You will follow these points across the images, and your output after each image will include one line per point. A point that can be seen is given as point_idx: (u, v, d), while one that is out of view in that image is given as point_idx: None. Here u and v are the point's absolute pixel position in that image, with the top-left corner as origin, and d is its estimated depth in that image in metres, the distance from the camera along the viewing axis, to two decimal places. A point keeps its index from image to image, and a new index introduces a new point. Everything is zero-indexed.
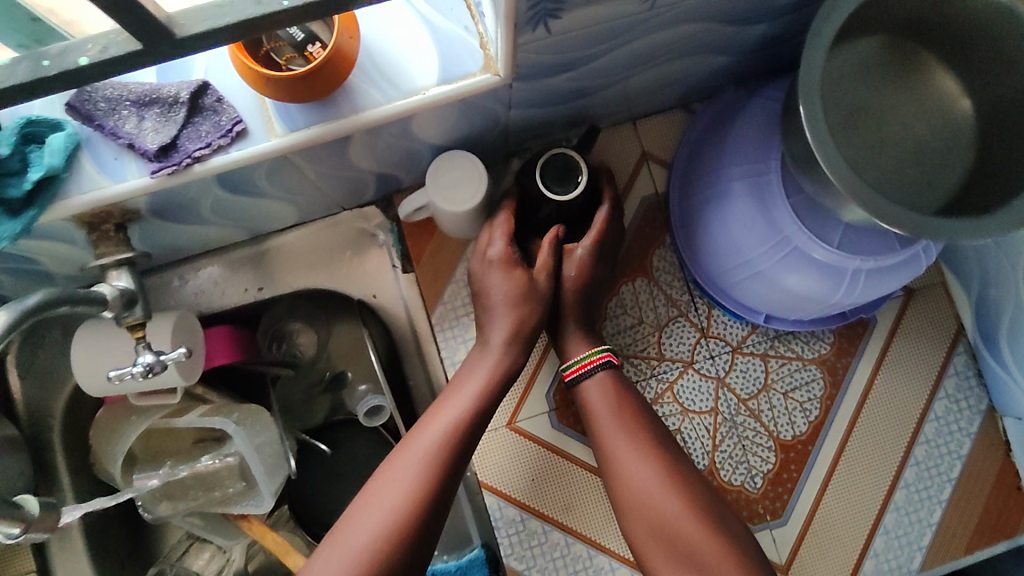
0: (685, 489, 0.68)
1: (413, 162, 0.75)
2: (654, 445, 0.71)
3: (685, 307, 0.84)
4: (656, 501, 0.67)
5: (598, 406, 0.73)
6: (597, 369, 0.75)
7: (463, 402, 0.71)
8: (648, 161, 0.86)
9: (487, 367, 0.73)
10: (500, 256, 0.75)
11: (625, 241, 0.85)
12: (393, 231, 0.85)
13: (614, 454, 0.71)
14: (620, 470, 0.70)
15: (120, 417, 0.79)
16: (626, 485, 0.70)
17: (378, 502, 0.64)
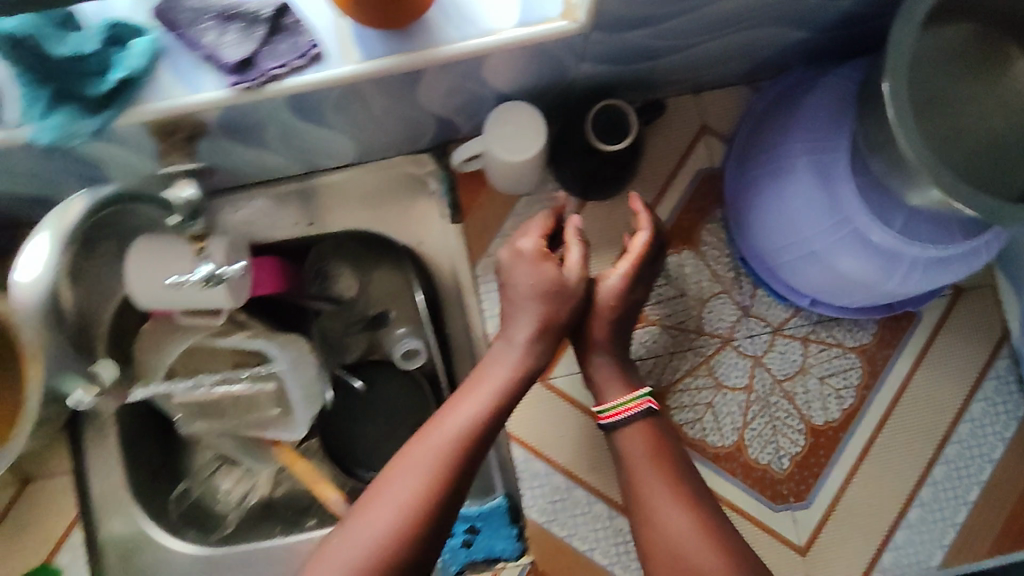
0: (724, 545, 0.63)
1: (473, 110, 0.75)
2: (694, 499, 0.67)
3: (730, 284, 0.82)
4: (693, 560, 0.62)
5: (635, 454, 0.70)
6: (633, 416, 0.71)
7: (477, 404, 0.67)
8: (706, 134, 0.84)
9: (507, 364, 0.70)
10: (531, 252, 0.72)
11: (676, 211, 0.84)
12: (444, 179, 0.84)
13: (650, 505, 0.67)
14: (654, 523, 0.66)
15: (166, 334, 0.80)
16: (662, 542, 0.65)
17: (384, 499, 0.62)
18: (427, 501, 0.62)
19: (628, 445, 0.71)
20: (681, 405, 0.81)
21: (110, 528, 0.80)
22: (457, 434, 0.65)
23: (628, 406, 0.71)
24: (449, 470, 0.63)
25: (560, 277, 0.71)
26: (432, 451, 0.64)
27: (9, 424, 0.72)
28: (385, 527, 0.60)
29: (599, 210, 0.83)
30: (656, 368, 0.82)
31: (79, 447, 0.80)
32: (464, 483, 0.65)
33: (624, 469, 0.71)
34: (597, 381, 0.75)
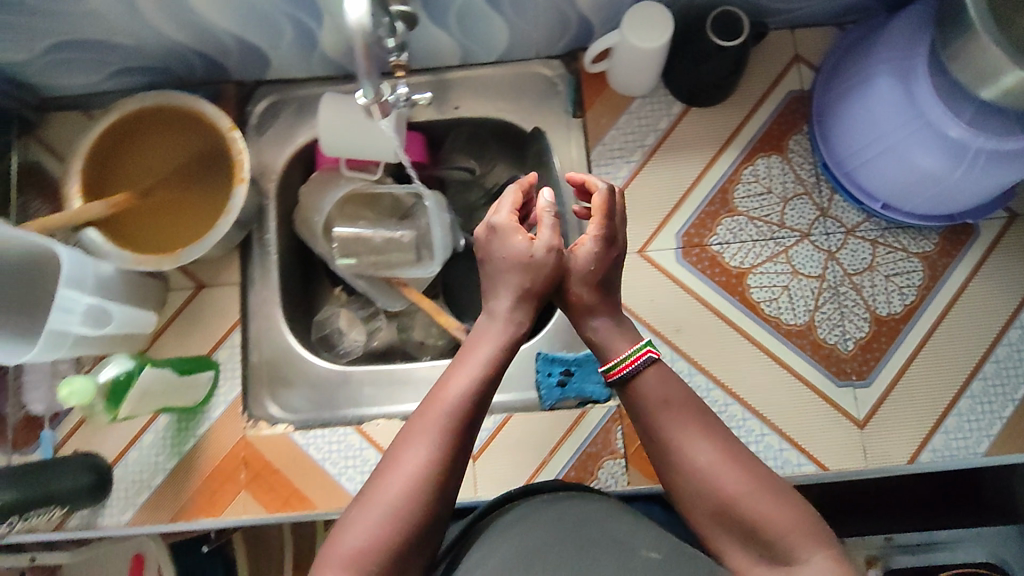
0: (754, 469, 0.61)
1: (609, 14, 0.89)
2: (717, 431, 0.64)
3: (811, 187, 0.95)
4: (726, 488, 0.60)
5: (652, 396, 0.66)
6: (639, 368, 0.67)
7: (472, 375, 0.64)
8: (799, 63, 0.98)
9: (494, 336, 0.68)
10: (506, 223, 0.71)
11: (769, 122, 0.96)
12: (571, 81, 0.99)
13: (673, 441, 0.63)
14: (680, 459, 0.62)
15: (329, 182, 0.97)
16: (690, 475, 0.62)
17: (388, 484, 0.58)
18: (430, 485, 0.58)
19: (641, 389, 0.66)
20: (761, 286, 0.93)
21: (262, 344, 0.94)
22: (455, 404, 0.62)
23: (629, 360, 0.68)
24: (448, 448, 0.60)
25: (530, 252, 0.69)
26: (428, 429, 0.61)
27: (218, 211, 0.85)
28: (390, 515, 0.57)
29: (700, 116, 0.97)
30: (741, 252, 0.93)
31: (245, 267, 0.95)
32: (463, 458, 0.62)
33: (636, 413, 0.66)
34: (595, 341, 0.70)
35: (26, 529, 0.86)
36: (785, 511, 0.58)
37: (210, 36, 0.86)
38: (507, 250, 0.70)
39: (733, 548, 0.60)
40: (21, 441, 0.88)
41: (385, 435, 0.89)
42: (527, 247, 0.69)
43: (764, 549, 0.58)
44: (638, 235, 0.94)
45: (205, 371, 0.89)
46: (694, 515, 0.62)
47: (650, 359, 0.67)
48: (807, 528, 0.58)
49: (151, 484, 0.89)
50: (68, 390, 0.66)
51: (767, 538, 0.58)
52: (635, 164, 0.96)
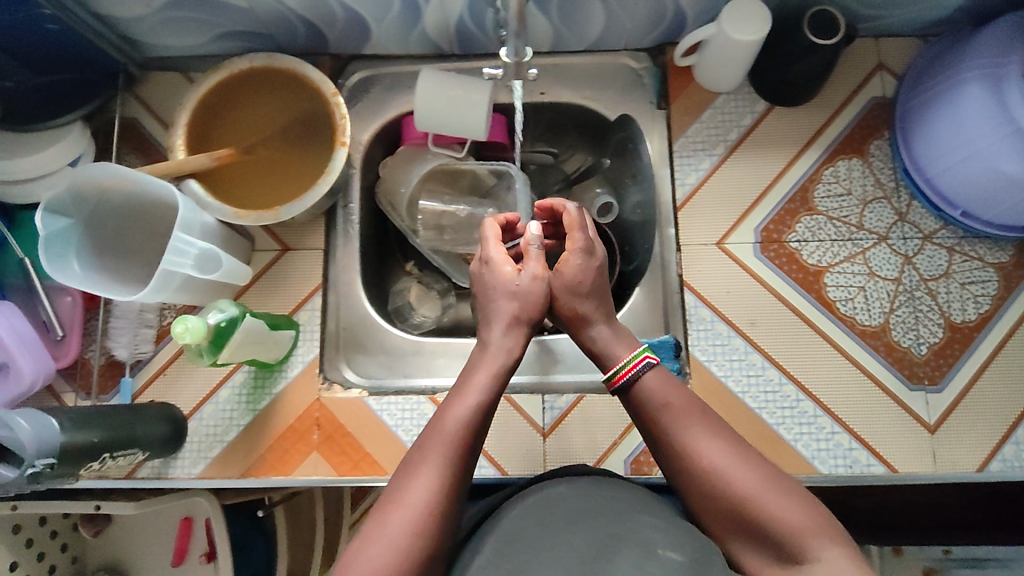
0: (760, 468, 0.66)
1: (703, 8, 0.91)
2: (723, 433, 0.69)
3: (890, 192, 0.96)
4: (734, 484, 0.65)
5: (659, 400, 0.72)
6: (642, 373, 0.74)
7: (472, 401, 0.71)
8: (882, 70, 0.99)
9: (492, 364, 0.74)
10: (495, 257, 0.82)
11: (851, 125, 0.98)
12: (656, 74, 1.01)
13: (683, 442, 0.69)
14: (689, 459, 0.68)
15: (417, 157, 0.99)
16: (699, 475, 0.67)
17: (400, 509, 0.63)
18: (437, 509, 0.64)
19: (649, 394, 0.73)
20: (838, 285, 0.93)
21: (341, 311, 0.96)
22: (458, 428, 0.68)
23: (633, 363, 0.74)
24: (452, 472, 0.66)
25: (516, 280, 0.79)
26: (434, 455, 0.66)
27: (323, 167, 0.87)
28: (403, 539, 0.61)
29: (783, 116, 0.98)
30: (819, 251, 0.94)
31: (328, 232, 0.97)
32: (463, 481, 0.67)
33: (647, 417, 0.73)
34: (597, 347, 0.79)
35: (96, 477, 0.87)
36: (791, 506, 0.63)
37: (319, 4, 0.88)
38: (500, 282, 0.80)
39: (744, 543, 0.65)
40: (102, 387, 0.90)
41: None
42: (518, 277, 0.80)
43: (773, 543, 0.63)
44: (717, 227, 0.95)
45: (289, 330, 0.90)
46: (704, 512, 0.67)
47: (651, 363, 0.74)
48: (813, 523, 0.62)
49: (224, 438, 0.90)
50: (183, 327, 0.67)
51: (776, 532, 0.63)
52: (717, 157, 0.97)
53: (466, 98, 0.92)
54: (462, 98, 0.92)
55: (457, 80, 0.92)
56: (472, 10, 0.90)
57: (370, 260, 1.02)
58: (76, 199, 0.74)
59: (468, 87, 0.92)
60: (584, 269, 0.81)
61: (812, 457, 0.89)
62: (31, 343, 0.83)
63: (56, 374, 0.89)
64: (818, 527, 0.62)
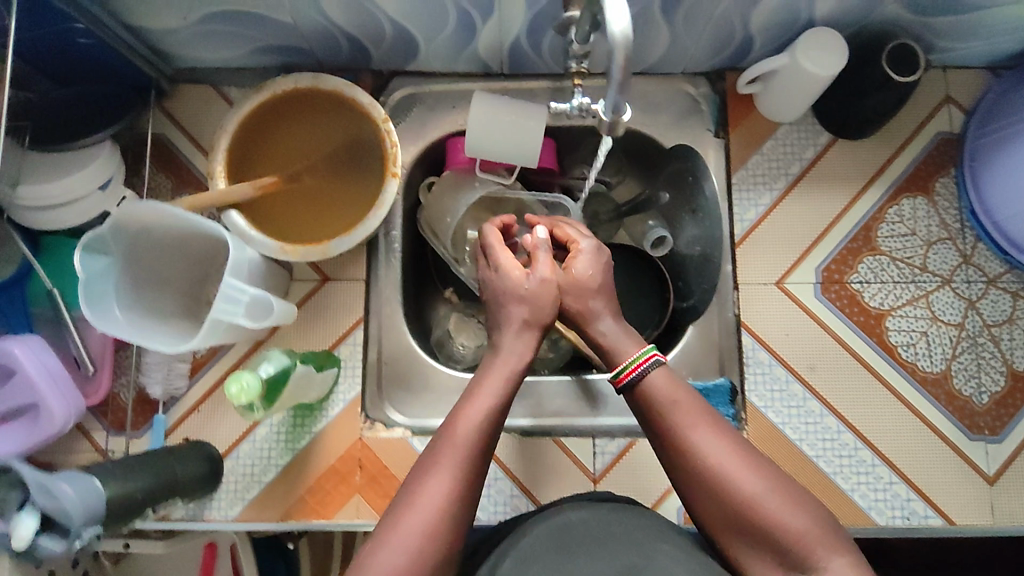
0: (769, 473, 0.64)
1: (773, 36, 0.87)
2: (731, 434, 0.66)
3: (955, 233, 0.93)
4: (742, 489, 0.62)
5: (665, 398, 0.68)
6: (650, 370, 0.70)
7: (485, 401, 0.67)
8: (950, 104, 0.95)
9: (505, 364, 0.71)
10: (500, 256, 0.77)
11: (917, 162, 0.94)
12: (714, 101, 0.97)
13: (688, 442, 0.66)
14: (694, 461, 0.65)
15: (464, 184, 0.94)
16: (703, 478, 0.64)
17: (406, 520, 0.60)
18: (449, 520, 0.60)
19: (654, 392, 0.69)
20: (900, 330, 0.91)
21: (383, 343, 0.92)
22: (472, 432, 0.64)
23: (640, 361, 0.71)
24: (465, 481, 0.62)
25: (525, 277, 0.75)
26: (446, 462, 0.63)
27: (373, 200, 0.82)
28: (411, 550, 0.58)
29: (846, 149, 0.94)
30: (881, 293, 0.91)
31: (370, 261, 0.93)
32: (477, 489, 0.64)
33: (649, 414, 0.69)
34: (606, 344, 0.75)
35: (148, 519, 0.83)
36: (802, 516, 0.61)
37: (369, 21, 0.83)
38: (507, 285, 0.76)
39: (746, 551, 0.62)
40: (135, 423, 0.86)
41: (507, 450, 0.88)
42: (526, 278, 0.75)
43: (778, 551, 0.60)
44: (777, 266, 0.92)
45: (331, 368, 0.86)
46: (705, 517, 0.64)
47: (658, 361, 0.71)
48: (822, 533, 0.60)
49: (262, 479, 0.86)
50: (238, 386, 0.63)
51: (782, 541, 0.60)
52: (778, 192, 0.93)
53: (521, 127, 0.88)
54: (518, 126, 0.88)
55: (512, 106, 0.88)
56: (532, 32, 0.84)
57: (410, 289, 0.98)
58: (118, 233, 0.69)
59: (523, 115, 0.88)
60: (592, 264, 0.78)
61: (869, 507, 0.87)
62: (63, 382, 0.79)
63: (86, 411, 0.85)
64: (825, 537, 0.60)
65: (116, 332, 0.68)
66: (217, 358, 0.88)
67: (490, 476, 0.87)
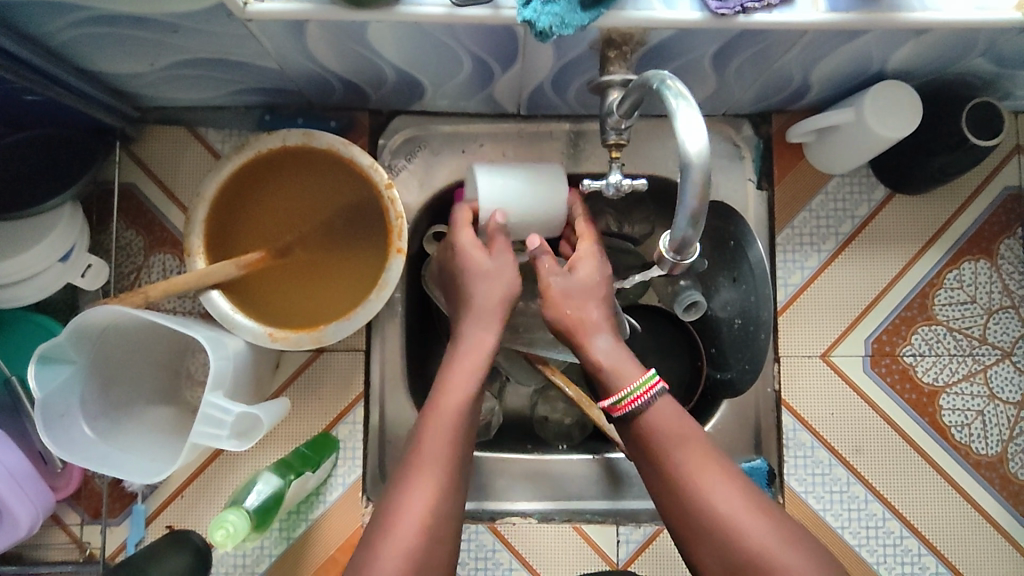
0: (782, 522, 0.55)
1: (830, 84, 0.76)
2: (738, 475, 0.57)
3: (1019, 301, 0.84)
4: (752, 545, 0.53)
5: (666, 435, 0.59)
6: (649, 399, 0.60)
7: (448, 425, 0.60)
8: (1020, 153, 0.85)
9: (467, 379, 0.63)
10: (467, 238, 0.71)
11: (981, 219, 0.85)
12: (758, 147, 0.86)
13: (691, 487, 0.57)
14: (699, 509, 0.56)
15: None
16: (710, 529, 0.55)
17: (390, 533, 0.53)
18: (431, 536, 0.54)
19: (654, 428, 0.60)
20: (954, 409, 0.83)
21: (387, 409, 0.83)
22: (438, 464, 0.57)
23: (645, 388, 0.61)
24: (445, 489, 0.56)
25: (490, 258, 0.70)
26: (421, 473, 0.56)
27: (374, 275, 0.72)
28: (397, 573, 0.51)
29: (902, 204, 0.85)
30: (935, 368, 0.83)
31: (371, 329, 0.84)
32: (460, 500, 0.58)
33: (648, 454, 0.60)
34: (603, 361, 0.64)
35: None
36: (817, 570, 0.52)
37: (367, 67, 0.72)
38: (483, 267, 0.70)
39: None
40: (112, 510, 0.77)
41: (523, 538, 0.81)
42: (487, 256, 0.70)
43: None
44: (821, 337, 0.83)
45: (329, 456, 0.78)
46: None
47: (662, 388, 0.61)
48: None
49: (255, 571, 0.78)
50: (225, 532, 0.55)
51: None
52: (826, 254, 0.84)
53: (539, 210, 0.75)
54: (537, 208, 0.75)
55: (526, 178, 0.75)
56: (556, 79, 0.73)
57: (413, 352, 0.88)
58: (79, 338, 0.60)
59: (543, 193, 0.75)
60: (593, 269, 0.70)
61: None
62: (28, 480, 0.70)
63: (58, 501, 0.76)
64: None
65: (82, 461, 0.59)
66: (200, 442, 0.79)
67: (505, 568, 0.81)
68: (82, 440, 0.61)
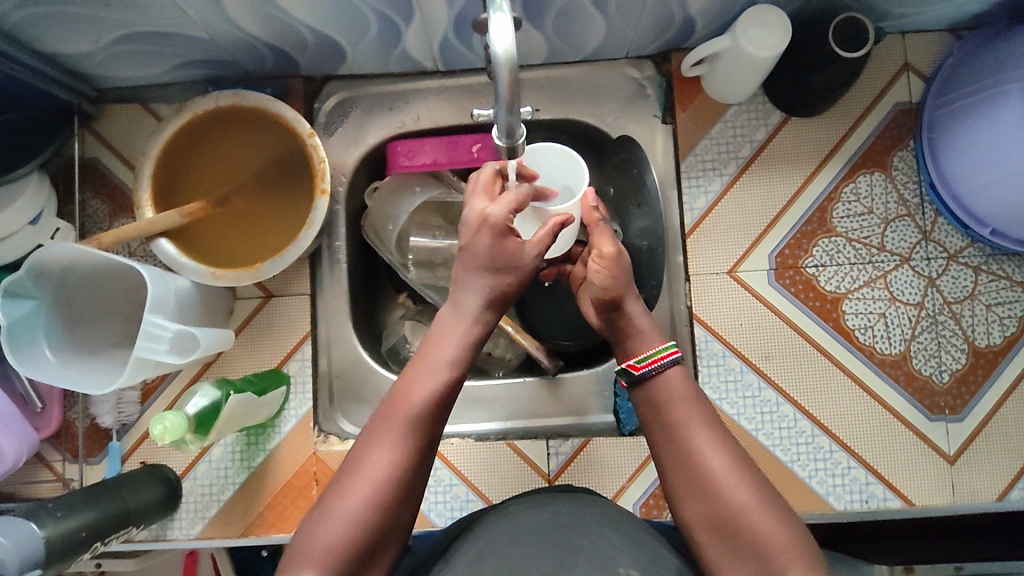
0: (761, 482, 0.62)
1: (713, 17, 0.83)
2: (731, 441, 0.65)
3: (914, 209, 0.89)
4: (734, 497, 0.61)
5: (673, 398, 0.67)
6: (664, 368, 0.69)
7: (436, 378, 0.64)
8: (908, 71, 0.91)
9: (456, 336, 0.67)
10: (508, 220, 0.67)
11: (874, 135, 0.90)
12: (661, 84, 0.94)
13: (690, 442, 0.65)
14: (694, 461, 0.64)
15: (403, 190, 0.94)
16: (698, 476, 0.63)
17: (369, 468, 0.60)
18: (396, 484, 0.59)
19: (666, 391, 0.68)
20: (857, 313, 0.88)
21: (333, 348, 0.93)
22: (418, 408, 0.62)
23: (664, 354, 0.70)
24: (414, 446, 0.61)
25: (522, 253, 0.68)
26: (395, 429, 0.61)
27: (305, 217, 0.81)
28: (361, 506, 0.58)
29: (797, 127, 0.91)
30: (838, 276, 0.89)
31: (314, 274, 0.93)
32: (427, 458, 0.63)
33: (656, 410, 0.68)
34: (640, 329, 0.73)
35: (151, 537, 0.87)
36: (776, 522, 0.59)
37: (288, 32, 0.80)
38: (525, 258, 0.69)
39: (721, 556, 0.60)
40: (90, 449, 0.87)
41: (460, 455, 0.89)
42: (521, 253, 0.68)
43: (755, 562, 0.59)
44: (728, 254, 0.90)
45: (279, 386, 0.86)
46: (690, 516, 0.63)
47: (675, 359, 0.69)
48: (797, 546, 0.59)
49: (221, 498, 0.87)
50: (162, 427, 0.67)
51: (761, 552, 0.59)
52: (728, 177, 0.90)
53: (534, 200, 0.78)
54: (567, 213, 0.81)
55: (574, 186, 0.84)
56: (458, 30, 0.81)
57: (358, 296, 0.97)
58: (39, 278, 0.69)
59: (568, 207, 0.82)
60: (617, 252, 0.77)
61: (828, 493, 0.86)
62: (14, 422, 0.80)
63: (41, 442, 0.86)
64: (803, 555, 0.58)
65: (47, 380, 0.69)
66: (167, 384, 0.88)
67: (445, 483, 0.88)
68: (45, 364, 0.70)
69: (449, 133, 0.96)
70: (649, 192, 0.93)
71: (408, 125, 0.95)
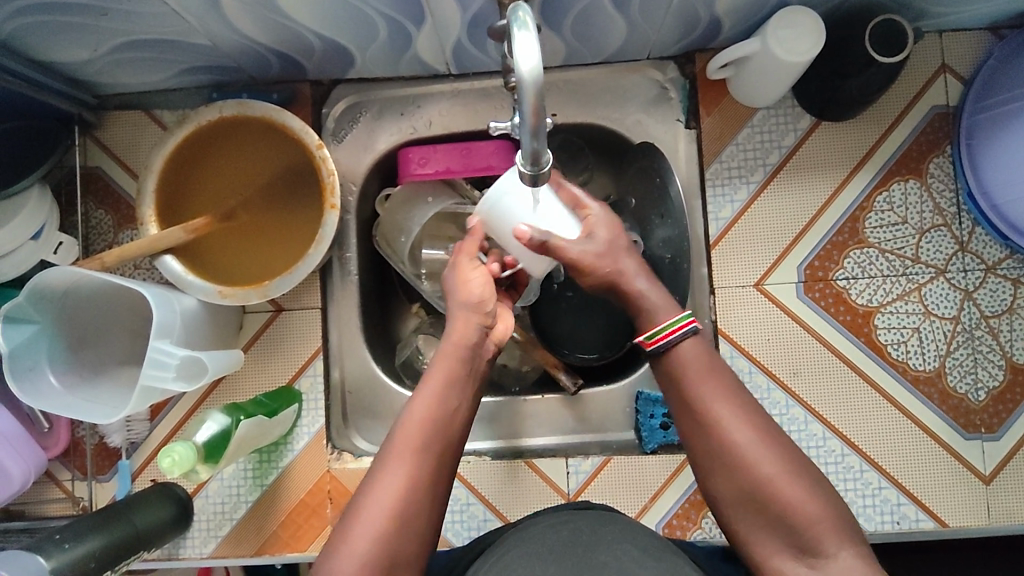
0: (789, 453, 0.59)
1: (741, 18, 0.78)
2: (755, 408, 0.62)
3: (950, 218, 0.85)
4: (763, 470, 0.58)
5: (691, 368, 0.63)
6: (682, 338, 0.64)
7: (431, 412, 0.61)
8: (946, 73, 0.86)
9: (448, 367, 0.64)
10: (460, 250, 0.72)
11: (910, 140, 0.86)
12: (684, 87, 0.90)
13: (715, 416, 0.61)
14: (718, 435, 0.60)
15: (416, 200, 0.89)
16: (725, 453, 0.60)
17: (381, 485, 0.58)
18: (405, 516, 0.57)
19: (685, 362, 0.63)
20: (890, 327, 0.85)
21: (346, 361, 0.91)
22: (417, 445, 0.60)
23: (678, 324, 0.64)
24: (422, 486, 0.59)
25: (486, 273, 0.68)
26: (402, 459, 0.59)
27: (314, 230, 0.78)
28: (382, 522, 0.56)
29: (828, 132, 0.86)
30: (869, 289, 0.85)
31: (325, 286, 0.90)
32: (439, 489, 0.60)
33: (679, 384, 0.63)
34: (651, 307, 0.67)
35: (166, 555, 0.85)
36: (809, 495, 0.57)
37: (295, 37, 0.76)
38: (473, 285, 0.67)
39: (756, 531, 0.59)
40: (99, 467, 0.85)
41: (477, 473, 0.86)
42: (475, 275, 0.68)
43: (796, 536, 0.56)
44: (755, 266, 0.86)
45: (291, 405, 0.84)
46: (719, 493, 0.60)
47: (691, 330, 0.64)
48: (833, 518, 0.57)
49: (234, 516, 0.85)
50: (171, 459, 0.67)
51: (794, 527, 0.57)
52: (754, 185, 0.86)
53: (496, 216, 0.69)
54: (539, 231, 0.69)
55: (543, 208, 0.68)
56: (472, 34, 0.77)
57: (371, 309, 0.94)
58: (40, 302, 0.67)
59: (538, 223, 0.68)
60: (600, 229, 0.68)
61: (858, 514, 0.83)
62: (23, 443, 0.78)
63: (50, 460, 0.84)
64: (839, 526, 0.56)
65: (49, 409, 0.66)
66: (177, 400, 0.86)
67: (462, 502, 0.86)
68: (48, 390, 0.68)
69: (463, 139, 0.92)
70: (672, 203, 0.86)
71: (420, 131, 0.91)
